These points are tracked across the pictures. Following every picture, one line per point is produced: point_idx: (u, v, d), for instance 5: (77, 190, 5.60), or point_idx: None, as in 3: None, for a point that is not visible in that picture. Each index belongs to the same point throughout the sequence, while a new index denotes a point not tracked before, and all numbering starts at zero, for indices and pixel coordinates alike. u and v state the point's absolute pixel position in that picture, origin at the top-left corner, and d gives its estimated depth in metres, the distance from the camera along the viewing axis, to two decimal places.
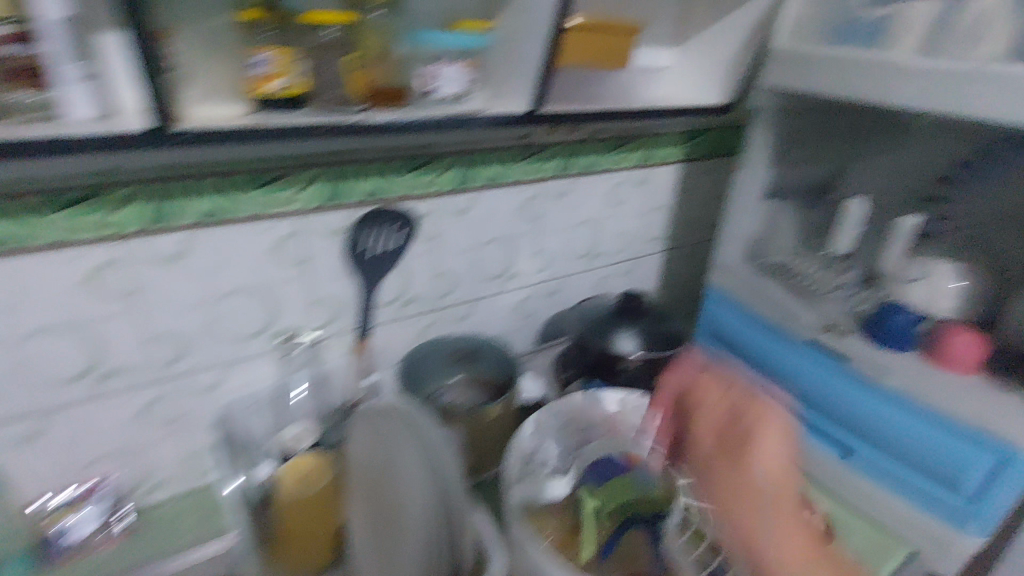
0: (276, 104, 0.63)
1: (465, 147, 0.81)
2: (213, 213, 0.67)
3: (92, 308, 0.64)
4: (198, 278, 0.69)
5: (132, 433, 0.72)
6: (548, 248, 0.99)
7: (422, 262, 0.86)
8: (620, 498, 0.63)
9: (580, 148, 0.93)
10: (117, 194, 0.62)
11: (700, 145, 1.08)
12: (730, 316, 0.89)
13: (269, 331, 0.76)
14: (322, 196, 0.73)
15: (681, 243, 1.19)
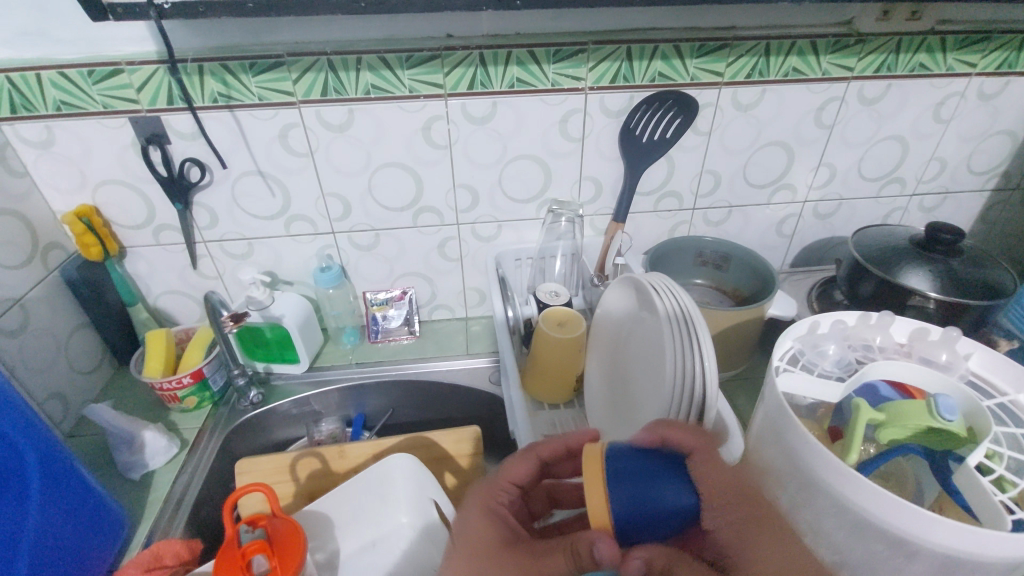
0: (464, 18, 0.70)
1: (660, 37, 0.72)
2: (390, 99, 0.73)
3: (296, 168, 0.78)
4: (356, 153, 0.78)
5: (303, 268, 0.88)
6: (719, 170, 0.86)
7: (569, 166, 0.83)
8: (919, 425, 0.44)
9: (787, 49, 0.75)
10: (328, 73, 0.70)
11: (970, 56, 0.79)
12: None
13: (446, 206, 0.85)
14: (470, 84, 0.73)
15: (914, 185, 0.92)
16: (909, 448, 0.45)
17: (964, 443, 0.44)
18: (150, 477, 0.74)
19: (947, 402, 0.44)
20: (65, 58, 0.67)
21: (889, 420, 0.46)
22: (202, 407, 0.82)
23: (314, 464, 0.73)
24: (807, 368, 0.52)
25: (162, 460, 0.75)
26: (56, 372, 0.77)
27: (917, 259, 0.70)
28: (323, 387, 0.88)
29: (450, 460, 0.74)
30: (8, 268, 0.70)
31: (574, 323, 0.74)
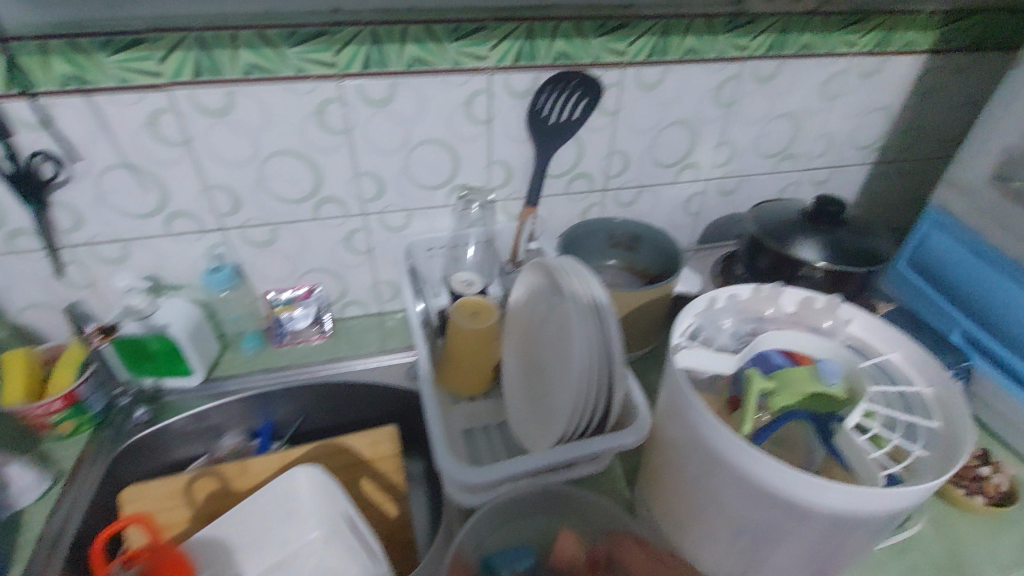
0: None
1: (560, 14, 0.70)
2: (274, 79, 0.67)
3: (172, 159, 0.70)
4: (241, 140, 0.71)
5: (192, 270, 0.80)
6: (627, 150, 0.86)
7: (477, 149, 0.80)
8: (804, 391, 0.46)
9: (684, 28, 0.75)
10: (199, 50, 0.63)
11: (850, 36, 0.83)
12: (937, 259, 0.81)
13: (350, 196, 0.79)
14: (365, 63, 0.68)
15: (807, 161, 0.97)
16: (797, 414, 0.47)
17: (845, 405, 0.47)
18: (18, 518, 0.65)
19: (829, 367, 0.47)
20: None
21: (779, 388, 0.47)
22: (80, 433, 0.73)
23: (213, 484, 0.67)
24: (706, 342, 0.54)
25: (32, 497, 0.66)
26: None
27: (808, 231, 0.74)
28: (223, 399, 0.81)
29: (365, 464, 0.71)
30: None
31: (488, 313, 0.72)
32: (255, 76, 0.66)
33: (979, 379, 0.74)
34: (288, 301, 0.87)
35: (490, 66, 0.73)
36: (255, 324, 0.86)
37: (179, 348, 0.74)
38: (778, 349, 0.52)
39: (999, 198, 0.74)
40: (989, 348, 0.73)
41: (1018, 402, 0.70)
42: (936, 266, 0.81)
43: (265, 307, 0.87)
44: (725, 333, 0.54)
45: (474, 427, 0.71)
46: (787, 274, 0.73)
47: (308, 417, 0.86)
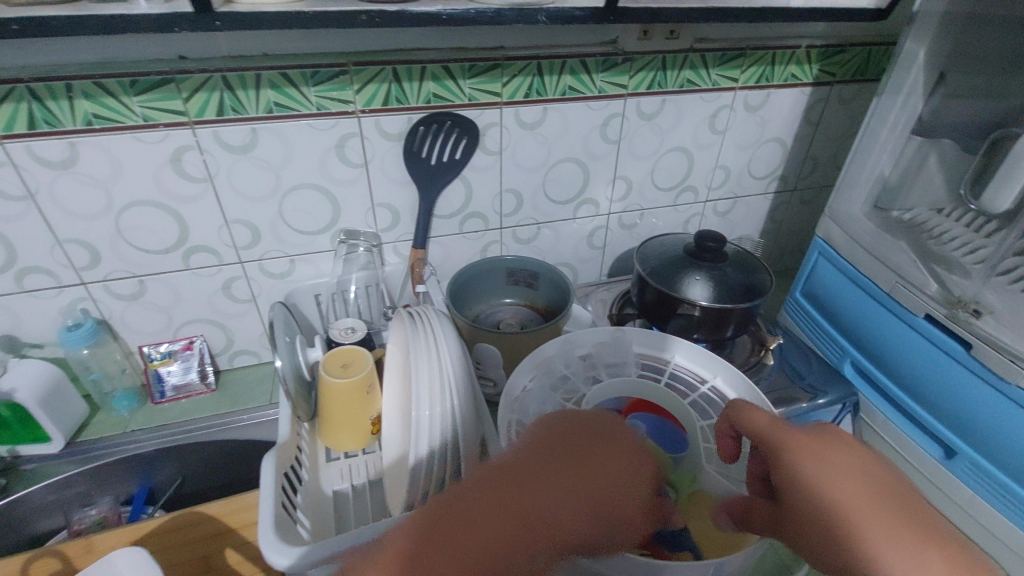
0: (199, 38, 0.63)
1: (425, 57, 0.70)
2: (120, 129, 0.64)
3: (15, 213, 0.66)
4: (91, 192, 0.67)
5: (52, 326, 0.75)
6: (517, 188, 0.85)
7: (356, 192, 0.78)
8: None
9: (558, 68, 0.75)
10: (30, 102, 0.60)
11: (730, 71, 0.84)
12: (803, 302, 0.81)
13: (223, 244, 0.76)
14: (219, 109, 0.66)
15: (706, 193, 0.98)
16: None
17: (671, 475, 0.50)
18: None
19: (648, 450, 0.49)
20: None
21: None
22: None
23: (52, 565, 0.61)
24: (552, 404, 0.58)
25: None
26: None
27: (689, 267, 0.73)
28: (87, 464, 0.75)
29: (230, 533, 0.66)
30: None
31: (359, 362, 0.69)
32: (98, 127, 0.63)
33: (869, 410, 0.74)
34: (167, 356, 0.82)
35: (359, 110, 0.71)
36: (129, 381, 0.81)
37: (28, 414, 0.69)
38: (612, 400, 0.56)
39: (874, 229, 0.75)
40: (879, 381, 0.72)
41: (906, 435, 0.70)
42: (824, 295, 0.81)
43: (140, 362, 0.82)
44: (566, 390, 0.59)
45: (346, 487, 0.66)
46: (670, 312, 0.72)
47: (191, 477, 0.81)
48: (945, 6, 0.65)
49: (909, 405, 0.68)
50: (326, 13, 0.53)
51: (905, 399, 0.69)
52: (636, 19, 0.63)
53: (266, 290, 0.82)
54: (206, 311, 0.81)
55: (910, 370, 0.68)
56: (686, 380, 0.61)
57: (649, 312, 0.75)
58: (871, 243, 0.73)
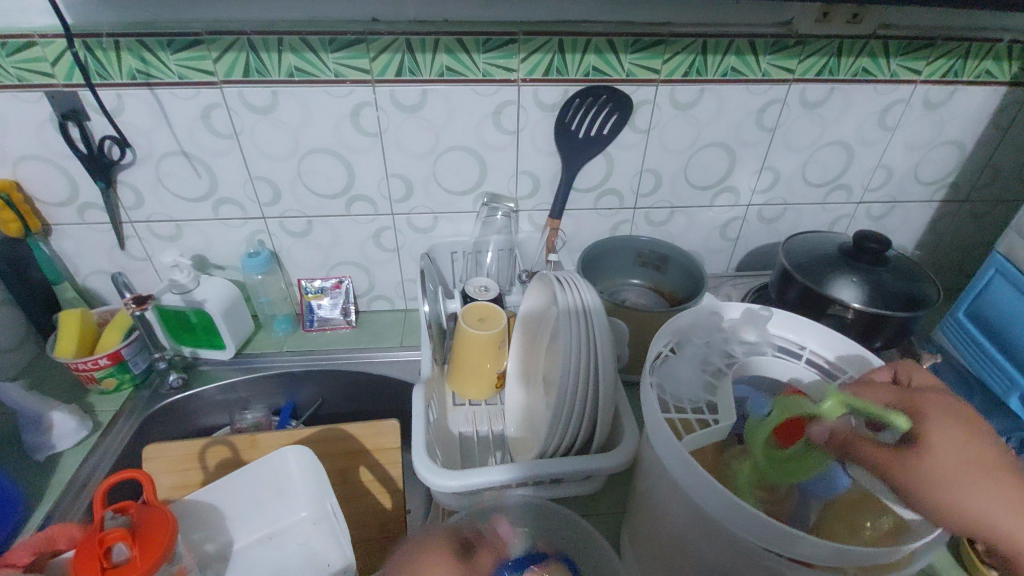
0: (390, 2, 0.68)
1: (592, 30, 0.71)
2: (313, 82, 0.71)
3: (222, 150, 0.76)
4: (284, 136, 0.76)
5: (233, 251, 0.87)
6: (659, 169, 0.85)
7: (505, 159, 0.81)
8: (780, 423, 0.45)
9: (724, 47, 0.73)
10: (248, 53, 0.68)
11: (915, 62, 0.77)
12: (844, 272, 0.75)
13: (381, 195, 0.83)
14: (398, 70, 0.71)
15: (861, 193, 0.91)
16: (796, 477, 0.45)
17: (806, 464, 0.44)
18: (56, 458, 0.72)
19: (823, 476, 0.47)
20: None
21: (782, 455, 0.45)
22: (122, 390, 0.81)
23: (225, 452, 0.72)
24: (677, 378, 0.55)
25: (72, 442, 0.73)
26: None
27: (842, 268, 0.69)
28: (250, 375, 0.86)
29: (364, 454, 0.74)
30: None
31: (494, 318, 0.73)
32: (296, 78, 0.71)
33: None
34: (319, 291, 0.92)
35: (520, 78, 0.74)
36: (286, 308, 0.91)
37: (211, 323, 0.80)
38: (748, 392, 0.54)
39: None
40: None
41: None
42: (996, 317, 0.73)
43: (297, 293, 0.92)
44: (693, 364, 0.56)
45: (472, 431, 0.72)
46: (815, 311, 0.69)
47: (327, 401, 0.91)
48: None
49: None
50: None
51: None
52: None
53: (411, 242, 0.89)
54: (357, 255, 0.89)
55: None
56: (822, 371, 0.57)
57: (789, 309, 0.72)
58: None
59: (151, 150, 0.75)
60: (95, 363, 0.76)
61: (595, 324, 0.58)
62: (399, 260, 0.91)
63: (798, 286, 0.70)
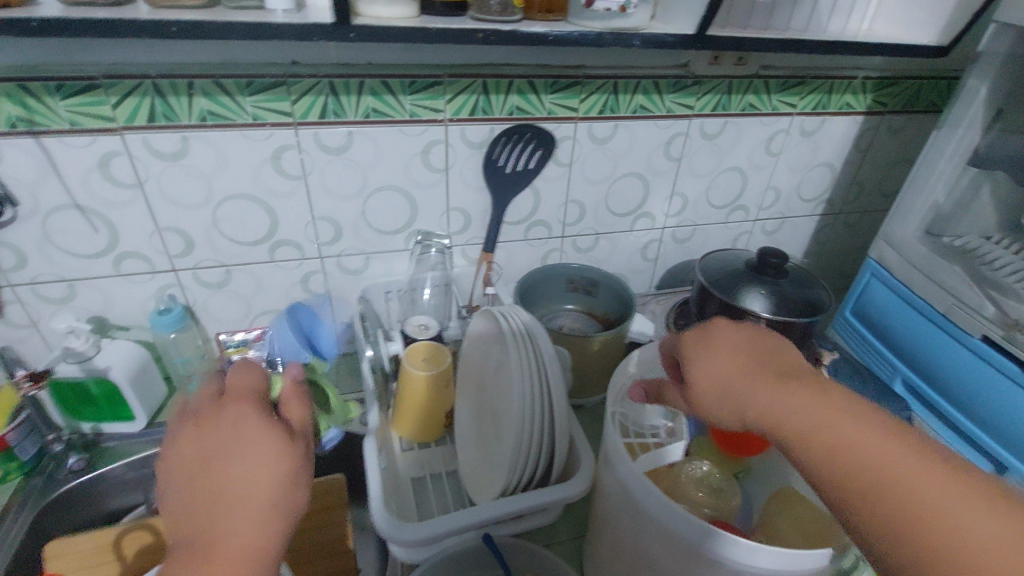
0: (310, 46, 0.67)
1: (513, 72, 0.74)
2: (229, 127, 0.68)
3: (124, 200, 0.70)
4: (195, 183, 0.71)
5: (139, 309, 0.78)
6: (582, 200, 0.89)
7: (435, 196, 0.82)
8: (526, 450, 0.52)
9: (633, 88, 0.80)
10: (154, 97, 0.64)
11: (790, 97, 0.89)
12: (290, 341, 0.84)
13: (307, 239, 0.80)
14: (322, 112, 0.70)
15: (756, 212, 1.01)
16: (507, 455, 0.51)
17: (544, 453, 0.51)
18: None
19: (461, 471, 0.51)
20: None
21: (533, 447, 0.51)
22: (8, 481, 0.70)
23: (145, 538, 0.64)
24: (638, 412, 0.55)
25: None
26: None
27: (752, 282, 0.76)
28: (166, 444, 0.78)
29: (309, 516, 0.69)
30: None
31: (441, 356, 0.72)
32: (209, 123, 0.67)
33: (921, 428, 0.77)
34: (241, 343, 0.86)
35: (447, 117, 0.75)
36: (205, 366, 0.84)
37: (118, 393, 0.72)
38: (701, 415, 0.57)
39: (932, 253, 0.78)
40: (933, 400, 0.76)
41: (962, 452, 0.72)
42: (875, 313, 0.85)
43: (216, 349, 0.85)
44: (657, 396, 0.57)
45: (424, 476, 0.70)
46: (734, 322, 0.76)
47: None
48: (1011, 48, 0.69)
49: (964, 423, 0.72)
50: (446, 30, 0.57)
51: (960, 417, 0.72)
52: (721, 47, 0.67)
53: (342, 284, 0.86)
54: (283, 303, 0.85)
55: (967, 390, 0.71)
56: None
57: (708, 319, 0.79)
58: (927, 267, 0.77)
59: (36, 204, 0.67)
60: None
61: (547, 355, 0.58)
62: (329, 303, 0.87)
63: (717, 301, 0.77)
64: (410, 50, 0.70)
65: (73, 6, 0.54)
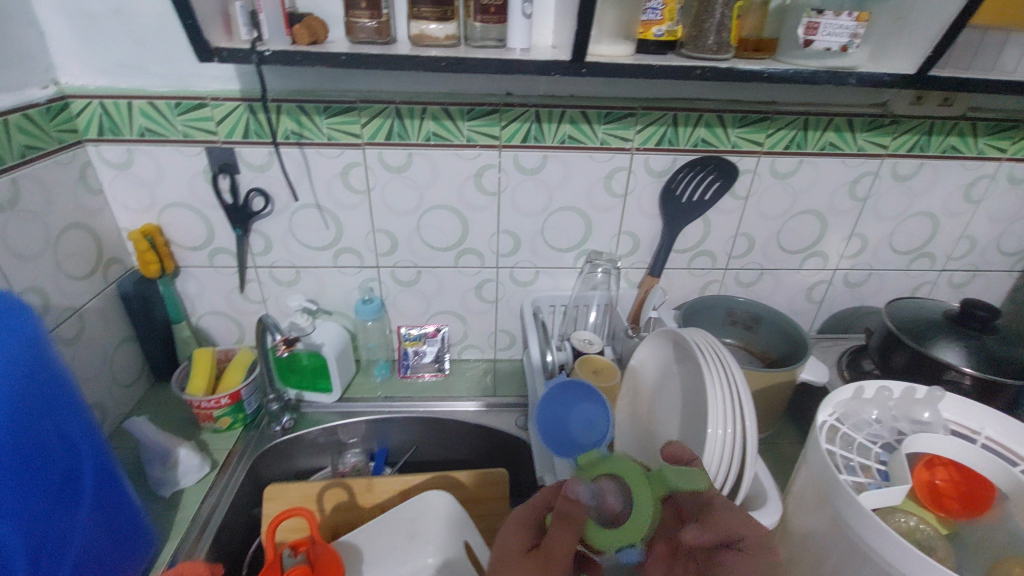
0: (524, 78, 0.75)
1: (704, 107, 0.77)
2: (445, 146, 0.78)
3: (353, 204, 0.82)
4: (409, 192, 0.82)
5: (343, 296, 0.91)
6: (753, 234, 0.89)
7: (609, 219, 0.86)
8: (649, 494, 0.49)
9: (824, 125, 0.79)
10: (396, 119, 0.76)
11: (1000, 142, 0.83)
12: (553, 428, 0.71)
13: (489, 249, 0.88)
14: (524, 137, 0.78)
15: (944, 261, 0.94)
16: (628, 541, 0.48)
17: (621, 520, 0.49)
18: (178, 494, 0.74)
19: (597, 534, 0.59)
20: (154, 90, 0.74)
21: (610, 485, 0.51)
22: (233, 429, 0.83)
23: (342, 494, 0.73)
24: (843, 445, 0.54)
25: (193, 479, 0.75)
26: (99, 384, 0.79)
27: (952, 333, 0.71)
28: (352, 417, 0.88)
29: (476, 502, 0.74)
30: (73, 277, 0.73)
31: (608, 372, 0.77)
32: (431, 142, 0.78)
33: None
34: (417, 337, 0.96)
35: (636, 147, 0.80)
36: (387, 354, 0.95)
37: (325, 367, 0.84)
38: (913, 460, 0.54)
39: None
40: None
41: None
42: None
43: (396, 340, 0.96)
44: (866, 435, 0.55)
45: None
46: (928, 375, 0.71)
47: (421, 447, 0.92)
48: None
49: None
50: (665, 67, 0.61)
51: None
52: (943, 87, 0.65)
53: (511, 293, 0.93)
54: (458, 306, 0.94)
55: None
56: (1001, 457, 0.54)
57: (894, 369, 0.75)
58: None
59: (289, 202, 0.82)
60: (216, 402, 0.79)
61: (741, 390, 0.57)
62: (496, 310, 0.95)
63: (909, 350, 0.72)
64: (609, 84, 0.76)
65: (354, 44, 0.66)
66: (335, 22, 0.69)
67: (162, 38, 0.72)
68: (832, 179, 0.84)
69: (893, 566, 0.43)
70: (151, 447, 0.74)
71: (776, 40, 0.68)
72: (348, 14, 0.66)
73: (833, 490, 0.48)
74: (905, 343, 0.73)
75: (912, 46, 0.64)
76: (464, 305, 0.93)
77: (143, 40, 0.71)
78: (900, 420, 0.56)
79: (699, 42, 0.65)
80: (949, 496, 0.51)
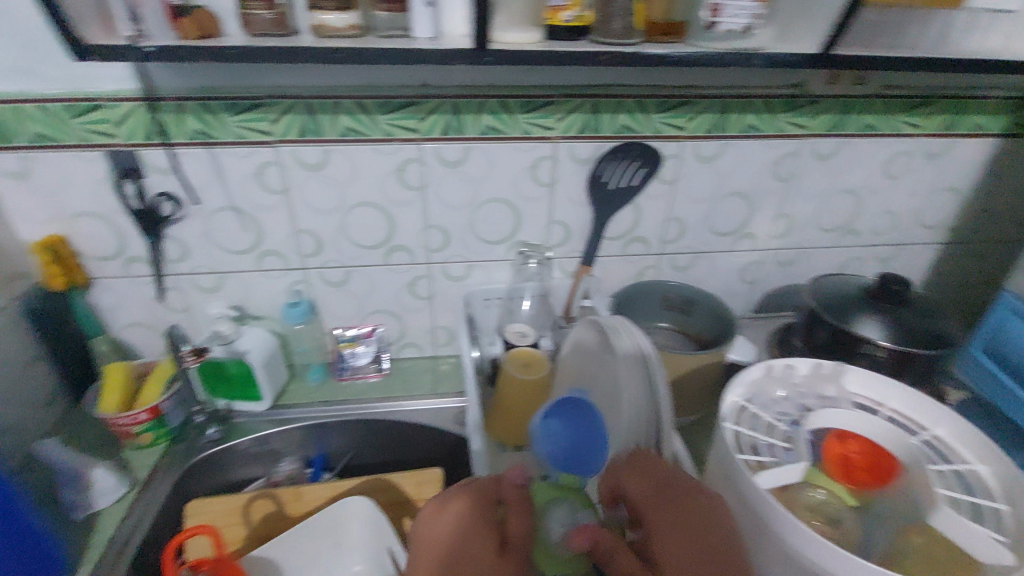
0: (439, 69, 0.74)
1: (624, 92, 0.77)
2: (362, 141, 0.76)
3: (270, 205, 0.79)
4: (329, 190, 0.79)
5: (271, 300, 0.88)
6: (683, 218, 0.89)
7: (539, 209, 0.85)
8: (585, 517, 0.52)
9: (743, 107, 0.80)
10: (307, 115, 0.73)
11: (913, 118, 0.85)
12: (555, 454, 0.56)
13: (419, 245, 0.86)
14: (444, 130, 0.76)
15: (869, 238, 0.96)
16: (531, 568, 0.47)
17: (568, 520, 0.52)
18: (94, 517, 0.71)
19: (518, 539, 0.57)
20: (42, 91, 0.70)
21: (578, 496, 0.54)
22: (157, 444, 0.80)
23: (268, 506, 0.71)
24: (753, 425, 0.55)
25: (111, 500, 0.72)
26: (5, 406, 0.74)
27: (869, 308, 0.73)
28: (286, 425, 0.86)
29: (409, 503, 0.73)
30: None
31: (539, 363, 0.75)
32: (347, 138, 0.75)
33: None
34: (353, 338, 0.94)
35: (558, 134, 0.79)
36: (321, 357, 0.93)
37: (253, 374, 0.82)
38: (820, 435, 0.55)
39: None
40: None
41: None
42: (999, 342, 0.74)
43: (331, 342, 0.94)
44: (775, 413, 0.56)
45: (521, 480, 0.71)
46: (848, 350, 0.72)
47: (361, 451, 0.90)
48: None
49: None
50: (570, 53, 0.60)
51: None
52: (847, 66, 0.65)
53: (446, 288, 0.91)
54: (392, 304, 0.92)
55: None
56: (904, 427, 0.55)
57: (818, 345, 0.76)
58: None
59: (202, 205, 0.78)
60: (135, 418, 0.76)
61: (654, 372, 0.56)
62: (432, 307, 0.93)
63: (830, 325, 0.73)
64: (527, 72, 0.75)
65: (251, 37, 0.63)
66: (230, 15, 0.66)
67: (44, 35, 0.67)
68: (756, 159, 0.84)
69: (790, 545, 0.44)
70: (62, 469, 0.70)
71: (686, 24, 0.68)
72: (243, 6, 0.62)
73: (736, 473, 0.48)
74: (825, 320, 0.74)
75: (815, 26, 0.64)
76: (398, 303, 0.91)
77: (23, 39, 0.67)
78: (808, 397, 0.57)
79: (606, 27, 0.64)
80: (859, 469, 0.50)
